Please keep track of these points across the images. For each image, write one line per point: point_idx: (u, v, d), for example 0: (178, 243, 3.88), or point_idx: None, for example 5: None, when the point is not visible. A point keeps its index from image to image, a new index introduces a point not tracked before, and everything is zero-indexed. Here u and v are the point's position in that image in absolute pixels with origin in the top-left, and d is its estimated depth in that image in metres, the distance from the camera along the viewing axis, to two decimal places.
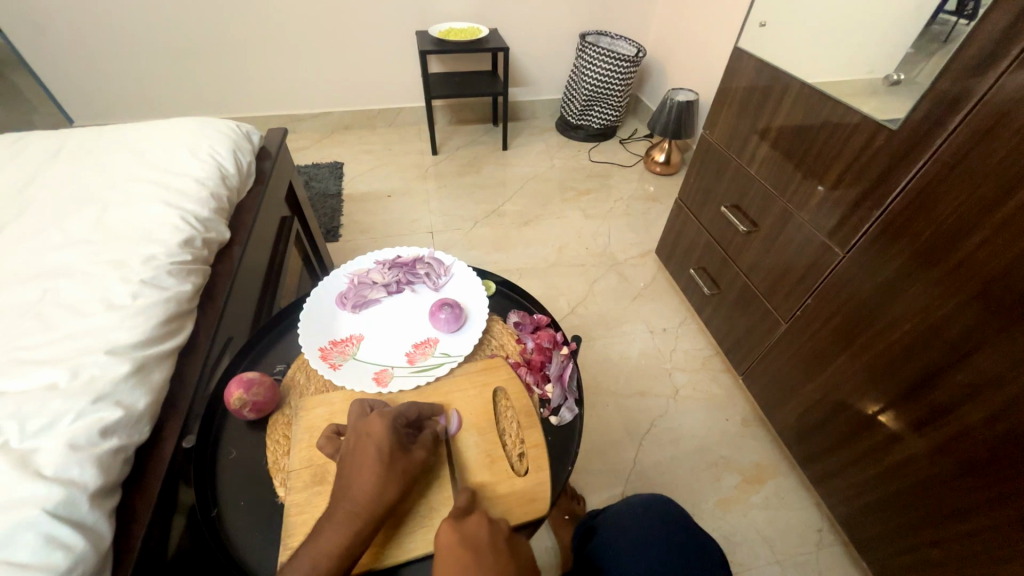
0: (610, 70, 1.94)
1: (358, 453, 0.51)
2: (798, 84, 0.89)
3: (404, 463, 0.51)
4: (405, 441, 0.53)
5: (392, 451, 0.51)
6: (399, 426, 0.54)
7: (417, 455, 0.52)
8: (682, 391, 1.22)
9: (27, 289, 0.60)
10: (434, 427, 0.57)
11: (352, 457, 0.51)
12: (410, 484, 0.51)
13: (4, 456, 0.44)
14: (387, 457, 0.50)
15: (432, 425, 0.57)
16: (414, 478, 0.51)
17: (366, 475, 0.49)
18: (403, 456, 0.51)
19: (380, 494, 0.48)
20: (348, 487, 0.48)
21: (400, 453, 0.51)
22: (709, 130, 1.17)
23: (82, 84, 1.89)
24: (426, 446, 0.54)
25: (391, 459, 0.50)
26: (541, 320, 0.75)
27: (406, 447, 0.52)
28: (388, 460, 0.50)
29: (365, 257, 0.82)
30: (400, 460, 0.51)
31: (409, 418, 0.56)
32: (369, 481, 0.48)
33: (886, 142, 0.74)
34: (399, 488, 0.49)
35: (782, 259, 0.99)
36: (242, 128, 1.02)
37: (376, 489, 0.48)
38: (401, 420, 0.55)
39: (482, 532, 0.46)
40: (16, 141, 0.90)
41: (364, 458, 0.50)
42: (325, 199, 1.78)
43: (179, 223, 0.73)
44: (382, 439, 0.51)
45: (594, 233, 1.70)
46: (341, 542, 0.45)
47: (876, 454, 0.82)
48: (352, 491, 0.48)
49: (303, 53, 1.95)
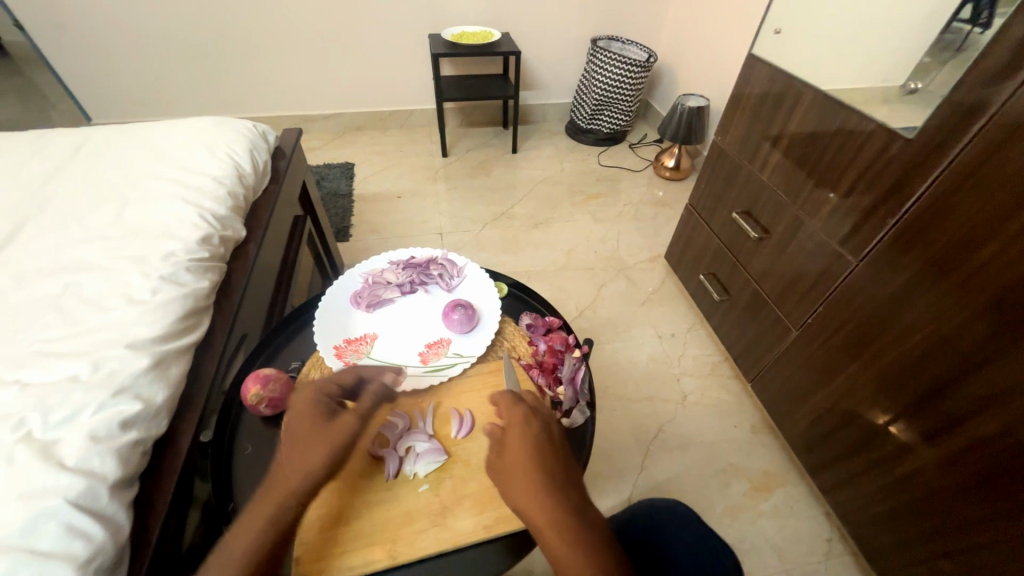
0: (621, 75, 1.94)
1: (294, 428, 0.52)
2: (812, 92, 0.89)
3: (331, 432, 0.52)
4: (334, 411, 0.54)
5: (317, 422, 0.52)
6: (326, 395, 0.55)
7: (346, 421, 0.53)
8: (690, 397, 1.21)
9: (51, 283, 0.61)
10: (374, 391, 0.58)
11: (290, 433, 0.52)
12: (344, 451, 0.51)
13: (27, 446, 0.45)
14: (312, 429, 0.52)
15: (371, 389, 0.58)
16: (349, 445, 0.52)
17: (299, 450, 0.50)
18: (332, 428, 0.52)
19: (306, 466, 0.49)
20: (283, 463, 0.50)
21: (325, 423, 0.52)
22: (721, 136, 1.17)
23: (99, 82, 1.92)
24: (359, 411, 0.55)
25: (318, 432, 0.52)
26: (553, 323, 0.76)
27: (333, 415, 0.54)
28: (313, 432, 0.51)
29: (379, 257, 0.82)
30: (326, 430, 0.52)
31: (343, 387, 0.58)
32: (299, 455, 0.50)
33: (901, 150, 0.74)
34: (326, 455, 0.50)
35: (794, 266, 0.99)
36: (258, 128, 1.03)
37: (308, 461, 0.49)
38: (332, 390, 0.56)
39: (551, 424, 0.55)
40: (39, 138, 0.92)
41: (297, 434, 0.51)
42: (336, 199, 1.79)
43: (197, 220, 0.74)
44: (307, 414, 0.53)
45: (603, 237, 1.70)
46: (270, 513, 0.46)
47: (886, 465, 0.81)
48: (289, 465, 0.49)
49: (317, 55, 1.97)
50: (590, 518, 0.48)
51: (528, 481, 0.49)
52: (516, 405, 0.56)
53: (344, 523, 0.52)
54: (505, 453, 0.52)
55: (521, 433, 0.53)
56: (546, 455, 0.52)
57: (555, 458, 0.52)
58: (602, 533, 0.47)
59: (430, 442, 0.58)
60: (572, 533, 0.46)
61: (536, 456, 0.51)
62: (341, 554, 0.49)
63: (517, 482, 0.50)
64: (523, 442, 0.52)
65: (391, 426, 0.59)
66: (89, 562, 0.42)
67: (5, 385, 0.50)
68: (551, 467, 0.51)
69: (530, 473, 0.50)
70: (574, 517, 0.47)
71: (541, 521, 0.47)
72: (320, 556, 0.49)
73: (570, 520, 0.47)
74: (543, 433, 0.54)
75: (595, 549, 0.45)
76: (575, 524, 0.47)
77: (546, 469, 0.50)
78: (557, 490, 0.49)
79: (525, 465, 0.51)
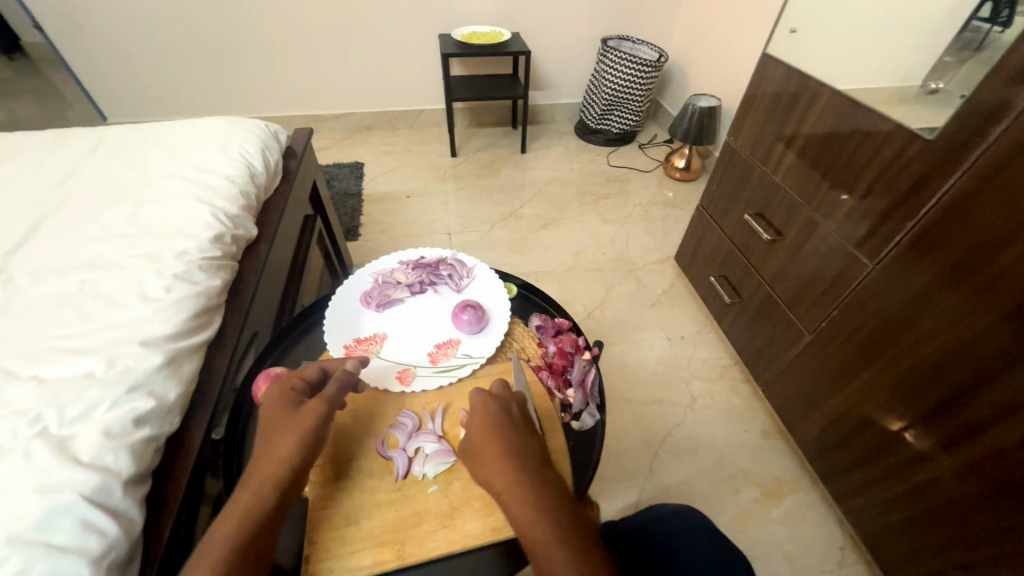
0: (632, 75, 1.93)
1: (266, 419, 0.52)
2: (828, 91, 0.87)
3: (298, 421, 0.51)
4: (300, 402, 0.54)
5: (283, 413, 0.52)
6: (291, 388, 0.54)
7: (311, 407, 0.52)
8: (699, 400, 1.20)
9: (68, 281, 0.62)
10: (336, 377, 0.57)
11: (264, 425, 0.51)
12: (315, 438, 0.51)
13: (44, 442, 0.45)
14: (279, 420, 0.51)
15: (333, 376, 0.57)
16: (319, 431, 0.51)
17: (270, 441, 0.49)
18: (298, 416, 0.51)
19: (279, 457, 0.48)
20: (257, 456, 0.49)
21: (291, 414, 0.52)
22: (733, 136, 1.16)
23: (116, 83, 1.95)
24: (325, 398, 0.54)
25: (283, 423, 0.51)
26: (563, 324, 0.75)
27: (300, 406, 0.53)
28: (281, 422, 0.51)
29: (389, 257, 0.82)
30: (293, 420, 0.51)
31: (307, 378, 0.57)
32: (273, 446, 0.49)
33: (920, 151, 0.72)
34: (296, 442, 0.49)
35: (807, 269, 0.97)
36: (270, 127, 1.04)
37: (281, 451, 0.49)
38: (296, 383, 0.55)
39: (510, 404, 0.56)
40: (58, 137, 0.94)
41: (269, 424, 0.51)
42: (346, 198, 1.80)
43: (210, 219, 0.75)
44: (271, 406, 0.52)
45: (612, 238, 1.69)
46: (248, 504, 0.45)
47: (902, 473, 0.80)
48: (264, 457, 0.49)
49: (328, 55, 1.98)
50: (555, 486, 0.48)
51: (492, 459, 0.50)
52: (478, 392, 0.57)
53: (354, 522, 0.51)
54: (470, 438, 0.53)
55: (482, 417, 0.54)
56: (506, 432, 0.52)
57: (516, 433, 0.52)
58: (567, 498, 0.47)
59: (438, 442, 0.58)
60: (537, 502, 0.46)
61: (497, 435, 0.52)
62: (349, 555, 0.49)
63: (482, 463, 0.51)
64: (485, 424, 0.53)
65: (401, 426, 0.59)
66: (103, 558, 0.42)
67: (22, 380, 0.51)
68: (513, 442, 0.51)
69: (493, 452, 0.50)
70: (538, 486, 0.47)
71: (506, 495, 0.47)
72: (330, 556, 0.49)
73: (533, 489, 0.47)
74: (503, 413, 0.54)
75: (561, 515, 0.45)
76: (540, 493, 0.47)
77: (507, 445, 0.51)
78: (519, 462, 0.49)
79: (488, 445, 0.51)
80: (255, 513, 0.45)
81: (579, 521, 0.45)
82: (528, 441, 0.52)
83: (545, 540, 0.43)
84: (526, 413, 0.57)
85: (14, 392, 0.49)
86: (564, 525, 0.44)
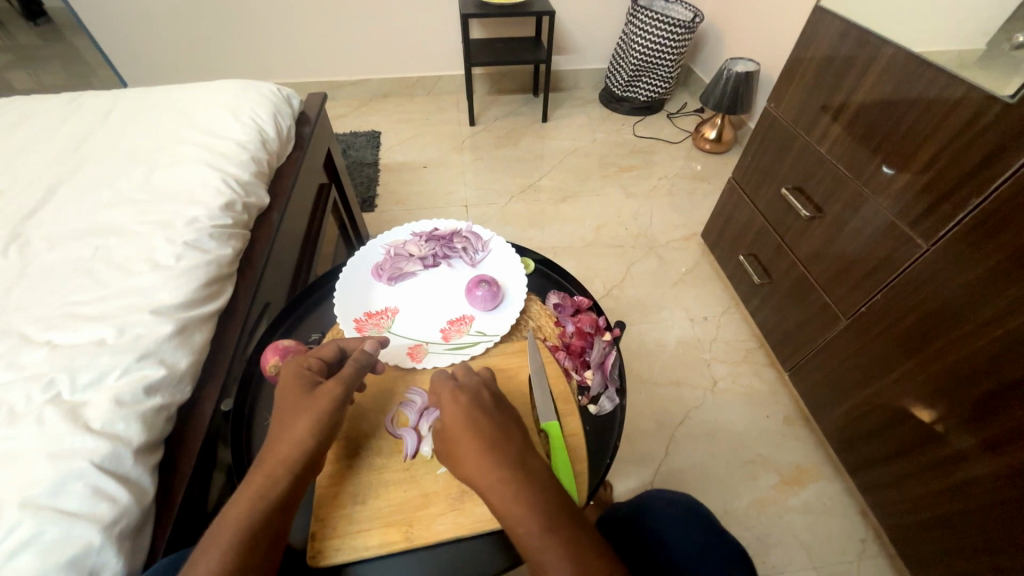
0: (662, 37, 1.80)
1: (283, 400, 0.50)
2: (892, 50, 0.78)
3: (316, 401, 0.49)
4: (316, 382, 0.52)
5: (298, 393, 0.50)
6: (307, 367, 0.53)
7: (327, 390, 0.50)
8: (720, 383, 1.16)
9: (80, 246, 0.61)
10: (353, 359, 0.54)
11: (281, 405, 0.50)
12: (331, 421, 0.49)
13: (56, 407, 0.45)
14: (293, 400, 0.50)
15: (351, 357, 0.55)
16: (336, 414, 0.50)
17: (285, 424, 0.48)
18: (313, 399, 0.50)
19: (294, 438, 0.47)
20: (274, 438, 0.48)
21: (308, 395, 0.50)
22: (774, 103, 1.06)
23: (132, 47, 1.92)
24: (341, 380, 0.52)
25: (299, 405, 0.49)
26: (582, 303, 0.72)
27: (316, 387, 0.51)
28: (298, 402, 0.49)
29: (401, 229, 0.79)
30: (310, 400, 0.50)
31: (325, 358, 0.55)
32: (287, 429, 0.48)
33: (997, 118, 0.64)
34: (310, 425, 0.48)
35: (850, 249, 0.90)
36: (282, 91, 1.00)
37: (297, 435, 0.47)
38: (313, 362, 0.54)
39: (481, 391, 0.52)
40: (73, 100, 0.93)
41: (287, 404, 0.49)
42: (362, 168, 1.77)
43: (221, 185, 0.73)
44: (290, 386, 0.51)
45: (635, 213, 1.62)
46: (260, 484, 0.44)
47: (939, 469, 0.75)
48: (280, 438, 0.47)
49: (343, 16, 1.90)
50: (540, 479, 0.46)
51: (472, 458, 0.47)
52: (445, 383, 0.53)
53: (361, 501, 0.51)
54: (445, 436, 0.49)
55: (452, 410, 0.50)
56: (479, 424, 0.49)
57: (494, 426, 0.49)
58: (555, 489, 0.46)
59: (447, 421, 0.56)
60: (526, 500, 0.44)
61: (470, 428, 0.48)
62: (358, 533, 0.49)
63: (464, 463, 0.47)
64: (458, 420, 0.49)
65: (411, 404, 0.58)
66: (114, 525, 0.42)
67: (36, 345, 0.50)
68: (492, 438, 0.48)
69: (473, 451, 0.47)
70: (524, 482, 0.45)
71: (491, 494, 0.45)
72: (338, 534, 0.49)
73: (521, 487, 0.45)
74: (473, 403, 0.51)
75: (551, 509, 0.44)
76: (527, 492, 0.44)
77: (486, 441, 0.48)
78: (502, 459, 0.46)
79: (466, 444, 0.48)
80: (267, 493, 0.44)
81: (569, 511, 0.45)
82: (508, 432, 0.49)
83: (538, 539, 0.42)
84: (499, 395, 0.54)
85: (28, 356, 0.49)
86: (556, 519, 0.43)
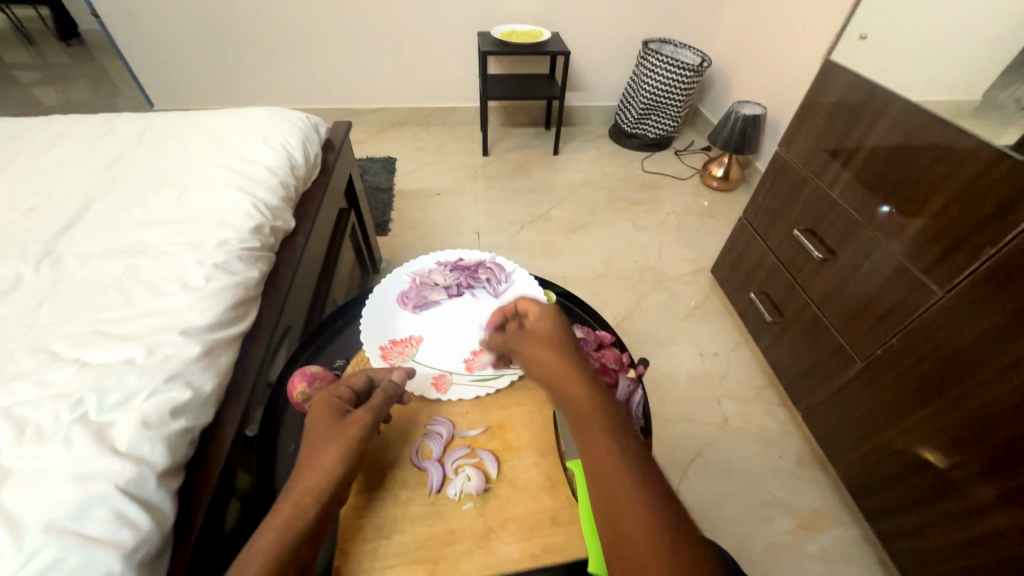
0: (672, 79, 1.88)
1: (317, 428, 0.50)
2: (901, 102, 0.81)
3: (345, 430, 0.49)
4: (346, 411, 0.52)
5: (329, 421, 0.50)
6: (338, 396, 0.53)
7: (357, 418, 0.50)
8: (731, 421, 1.15)
9: (113, 264, 0.63)
10: (381, 388, 0.54)
11: (313, 435, 0.49)
12: (358, 451, 0.49)
13: (82, 428, 0.45)
14: (325, 428, 0.49)
15: (379, 387, 0.55)
16: (363, 443, 0.49)
17: (316, 452, 0.48)
18: (344, 428, 0.49)
19: (323, 466, 0.47)
20: (303, 467, 0.47)
21: (337, 423, 0.50)
22: (785, 146, 1.10)
23: (162, 72, 2.01)
24: (370, 408, 0.52)
25: (329, 433, 0.49)
26: (606, 338, 0.72)
27: (346, 415, 0.51)
28: (327, 430, 0.49)
29: (427, 257, 0.81)
30: (340, 429, 0.49)
31: (354, 387, 0.55)
32: (319, 456, 0.47)
33: (1008, 171, 0.66)
34: (340, 453, 0.47)
35: (861, 292, 0.91)
36: (311, 119, 1.03)
37: (330, 462, 0.47)
38: (343, 391, 0.54)
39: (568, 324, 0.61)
40: (109, 121, 0.96)
41: (321, 432, 0.49)
42: (377, 193, 1.81)
43: (251, 210, 0.75)
44: (319, 415, 0.51)
45: (644, 246, 1.64)
46: (290, 511, 0.43)
47: (961, 520, 0.73)
48: (308, 467, 0.47)
49: (367, 49, 2.00)
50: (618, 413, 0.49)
51: (554, 365, 0.54)
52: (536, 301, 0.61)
53: (386, 536, 0.49)
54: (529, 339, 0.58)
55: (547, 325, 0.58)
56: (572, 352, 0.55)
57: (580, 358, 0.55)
58: (651, 464, 0.45)
59: (467, 451, 0.57)
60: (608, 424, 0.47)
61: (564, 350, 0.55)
62: (382, 569, 0.47)
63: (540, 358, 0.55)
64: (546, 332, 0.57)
65: (435, 436, 0.58)
66: (134, 552, 0.41)
67: (65, 363, 0.51)
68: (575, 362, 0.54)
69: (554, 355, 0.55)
70: (604, 408, 0.49)
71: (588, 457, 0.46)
72: (360, 570, 0.47)
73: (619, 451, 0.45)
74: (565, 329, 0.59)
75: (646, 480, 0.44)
76: (605, 418, 0.48)
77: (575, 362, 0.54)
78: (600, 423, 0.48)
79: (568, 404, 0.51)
80: (294, 523, 0.43)
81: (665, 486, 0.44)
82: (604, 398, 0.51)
83: (614, 461, 0.44)
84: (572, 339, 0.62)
85: (57, 374, 0.49)
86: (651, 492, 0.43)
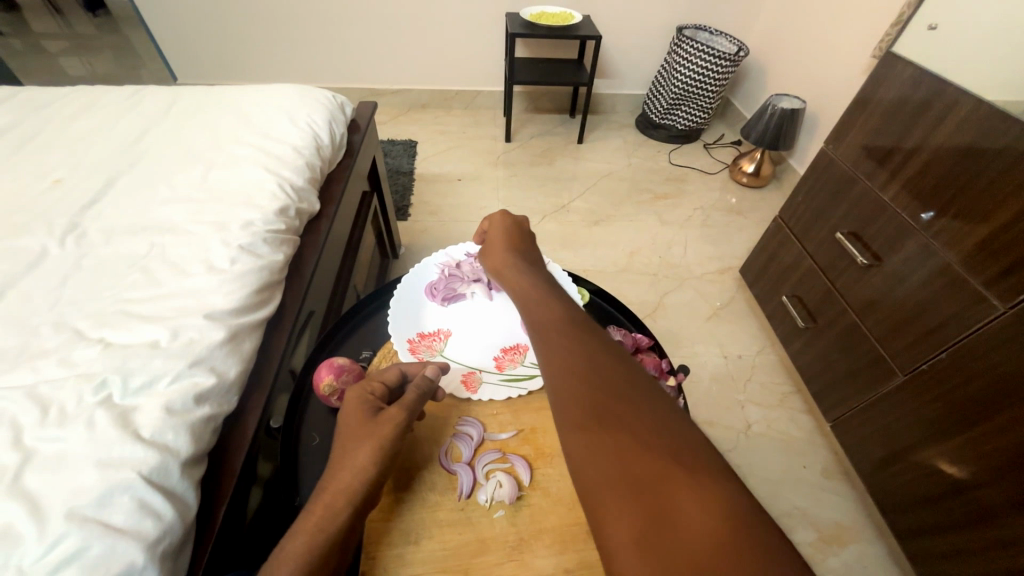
0: (706, 68, 1.80)
1: (348, 425, 0.48)
2: (973, 100, 0.75)
3: (377, 429, 0.47)
4: (379, 408, 0.50)
5: (362, 419, 0.48)
6: (371, 392, 0.51)
7: (389, 417, 0.48)
8: (755, 427, 1.11)
9: (138, 241, 0.61)
10: (415, 384, 0.52)
11: (346, 433, 0.48)
12: (392, 450, 0.47)
13: (107, 411, 0.44)
14: (357, 426, 0.48)
15: (412, 382, 0.53)
16: (396, 442, 0.48)
17: (348, 451, 0.46)
18: (376, 426, 0.48)
19: (356, 467, 0.45)
20: (335, 467, 0.45)
21: (369, 422, 0.48)
22: (832, 144, 1.04)
23: (186, 45, 1.98)
24: (403, 406, 0.50)
25: (361, 432, 0.47)
26: (642, 341, 0.69)
27: (378, 413, 0.49)
28: (359, 429, 0.48)
29: (456, 248, 0.78)
30: (372, 428, 0.48)
31: (387, 382, 0.53)
32: (351, 456, 0.46)
33: None
34: (372, 454, 0.46)
35: (909, 302, 0.86)
36: (337, 98, 1.00)
37: (362, 463, 0.45)
38: (376, 387, 0.52)
39: (525, 246, 0.69)
40: (135, 93, 0.94)
41: (354, 429, 0.48)
42: (397, 176, 1.78)
43: (277, 190, 0.72)
44: (352, 413, 0.49)
45: (669, 242, 1.59)
46: (321, 515, 0.42)
47: (1005, 550, 0.70)
48: (341, 467, 0.45)
49: (391, 27, 1.94)
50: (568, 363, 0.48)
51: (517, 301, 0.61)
52: (491, 216, 0.74)
53: (414, 542, 0.48)
54: (485, 252, 0.70)
55: (500, 248, 0.68)
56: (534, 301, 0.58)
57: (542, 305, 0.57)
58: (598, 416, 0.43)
59: (497, 455, 0.55)
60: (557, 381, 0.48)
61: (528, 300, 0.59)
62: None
63: (490, 262, 0.68)
64: (498, 243, 0.69)
65: (464, 438, 0.56)
66: (156, 543, 0.40)
67: (90, 342, 0.49)
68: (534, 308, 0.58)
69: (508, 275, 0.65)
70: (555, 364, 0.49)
71: (548, 365, 0.50)
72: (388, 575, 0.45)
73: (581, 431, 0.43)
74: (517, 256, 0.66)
75: (604, 364, 0.47)
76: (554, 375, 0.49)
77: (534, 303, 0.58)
78: (560, 334, 0.51)
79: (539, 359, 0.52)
80: (326, 527, 0.41)
81: (631, 367, 0.47)
82: (565, 364, 0.48)
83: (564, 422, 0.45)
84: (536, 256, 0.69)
85: (81, 353, 0.48)
86: (609, 376, 0.46)
